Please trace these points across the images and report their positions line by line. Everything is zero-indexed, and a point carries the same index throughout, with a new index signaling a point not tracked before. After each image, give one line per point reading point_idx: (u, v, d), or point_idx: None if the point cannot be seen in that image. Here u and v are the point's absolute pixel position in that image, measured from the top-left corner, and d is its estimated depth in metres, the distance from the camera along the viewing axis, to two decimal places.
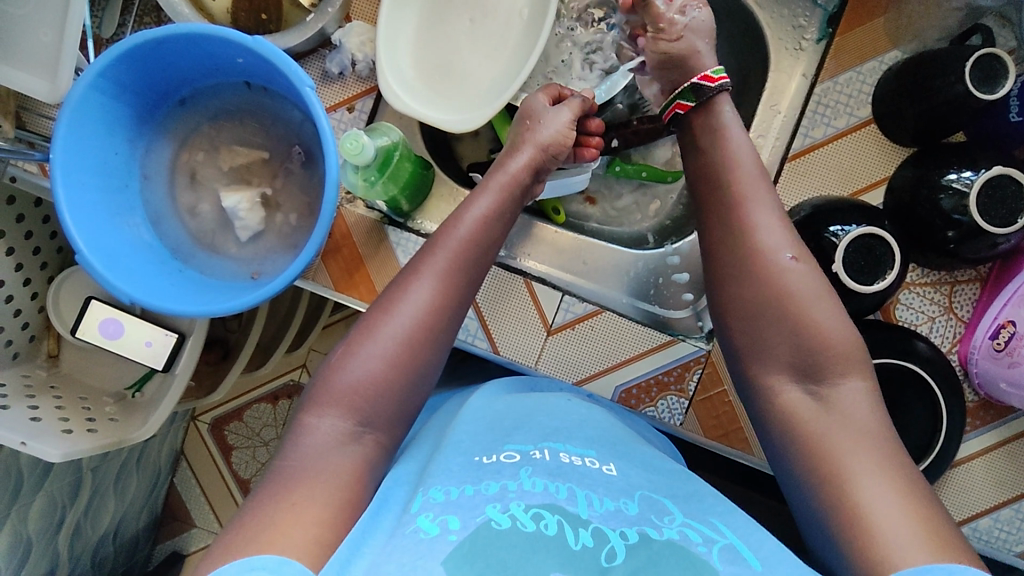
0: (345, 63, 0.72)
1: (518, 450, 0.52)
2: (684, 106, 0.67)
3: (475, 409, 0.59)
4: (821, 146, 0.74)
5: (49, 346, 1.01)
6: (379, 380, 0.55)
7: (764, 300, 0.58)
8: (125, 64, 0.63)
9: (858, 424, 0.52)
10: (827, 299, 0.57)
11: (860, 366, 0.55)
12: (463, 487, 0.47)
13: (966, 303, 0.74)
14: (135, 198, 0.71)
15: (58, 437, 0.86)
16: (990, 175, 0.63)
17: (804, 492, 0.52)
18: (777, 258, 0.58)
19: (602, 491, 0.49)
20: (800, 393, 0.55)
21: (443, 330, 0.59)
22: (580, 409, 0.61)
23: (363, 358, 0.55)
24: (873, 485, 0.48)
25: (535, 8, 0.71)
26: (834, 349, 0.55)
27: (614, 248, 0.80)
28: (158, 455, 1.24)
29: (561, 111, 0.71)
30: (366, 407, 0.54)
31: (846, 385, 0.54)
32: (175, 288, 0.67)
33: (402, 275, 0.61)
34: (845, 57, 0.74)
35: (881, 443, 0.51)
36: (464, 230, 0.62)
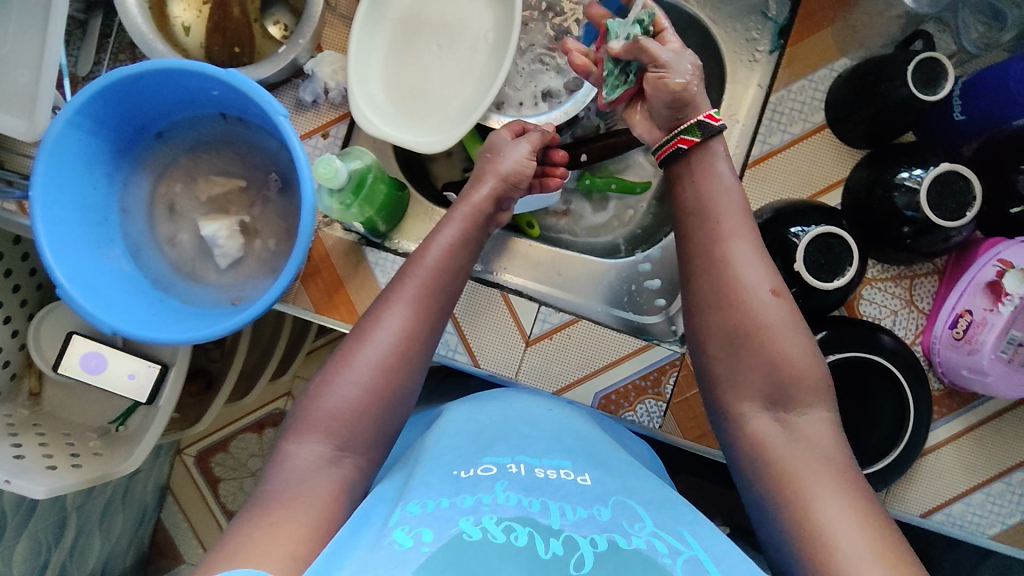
0: (319, 91, 0.74)
1: (496, 463, 0.53)
2: (687, 142, 0.66)
3: (456, 422, 0.61)
4: (778, 152, 0.78)
5: (31, 384, 1.01)
6: (356, 404, 0.56)
7: (740, 330, 0.59)
8: (102, 101, 0.65)
9: (822, 452, 0.55)
10: (799, 328, 0.59)
11: (824, 394, 0.58)
12: (440, 499, 0.48)
13: (926, 296, 0.77)
14: (115, 231, 0.72)
15: (40, 473, 0.86)
16: (939, 172, 0.67)
17: (770, 485, 0.54)
18: (743, 263, 0.61)
19: (576, 500, 0.50)
20: (767, 422, 0.58)
21: (418, 352, 0.60)
22: (558, 419, 0.63)
23: (341, 384, 0.57)
24: (830, 503, 0.51)
25: (500, 32, 0.73)
26: (805, 378, 0.58)
27: (588, 259, 0.83)
28: (145, 490, 1.24)
29: (519, 143, 0.73)
30: (345, 431, 0.55)
31: (809, 415, 0.57)
32: (157, 317, 0.68)
33: (376, 302, 0.63)
34: (798, 66, 0.77)
35: (837, 467, 0.54)
36: (431, 258, 0.64)
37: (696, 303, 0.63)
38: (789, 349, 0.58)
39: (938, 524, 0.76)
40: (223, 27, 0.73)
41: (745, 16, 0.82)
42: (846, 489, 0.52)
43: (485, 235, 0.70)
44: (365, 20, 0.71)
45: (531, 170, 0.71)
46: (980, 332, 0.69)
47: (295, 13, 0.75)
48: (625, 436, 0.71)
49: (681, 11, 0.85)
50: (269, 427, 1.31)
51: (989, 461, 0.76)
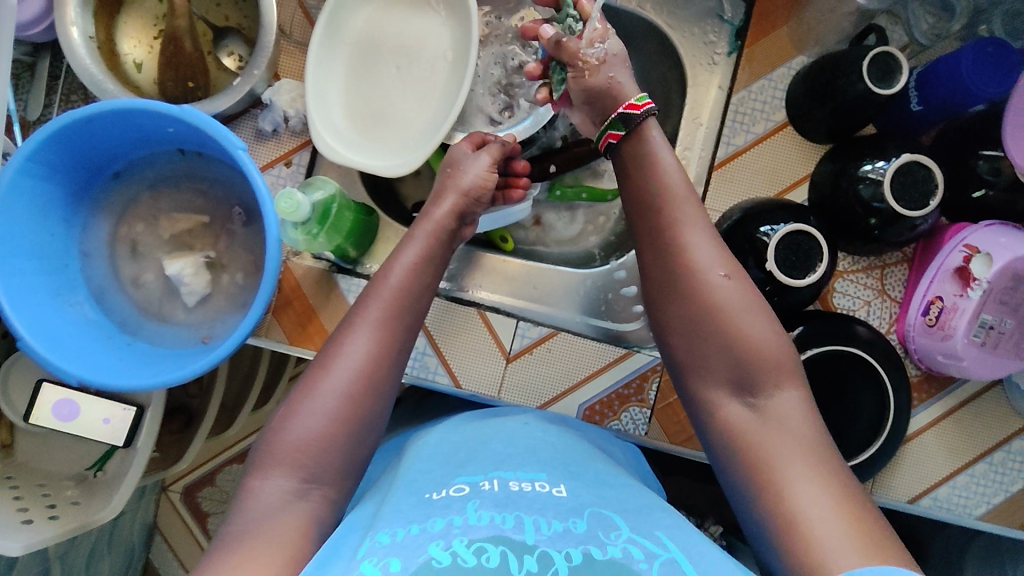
0: (278, 120, 0.73)
1: (468, 482, 0.53)
2: (615, 136, 0.68)
3: (429, 447, 0.60)
4: (743, 152, 0.78)
5: (2, 436, 0.98)
6: (324, 434, 0.55)
7: (701, 314, 0.59)
8: (53, 146, 0.63)
9: (796, 429, 0.54)
10: (756, 307, 0.59)
11: (795, 377, 0.57)
12: (411, 526, 0.47)
13: (898, 284, 0.78)
14: (76, 277, 0.70)
15: (16, 530, 0.84)
16: (901, 162, 0.68)
17: (745, 470, 0.54)
18: (707, 274, 0.60)
19: (550, 515, 0.49)
20: (737, 407, 0.57)
21: (386, 376, 0.59)
22: (534, 432, 0.63)
23: (307, 414, 0.55)
24: (803, 481, 0.50)
25: (459, 50, 0.73)
26: (769, 356, 0.57)
27: (562, 270, 0.82)
28: (130, 532, 1.21)
29: (482, 157, 0.72)
30: (311, 462, 0.54)
31: (781, 396, 0.56)
32: (124, 363, 0.66)
33: (339, 327, 0.62)
34: (757, 66, 0.78)
35: (811, 444, 0.53)
36: (396, 279, 0.63)
37: (662, 298, 0.62)
38: (762, 349, 0.58)
39: (925, 509, 0.76)
40: (175, 62, 0.70)
41: (702, 19, 0.82)
42: (820, 462, 0.52)
43: (452, 252, 0.70)
44: (319, 47, 0.70)
45: (492, 182, 0.71)
46: (952, 318, 0.70)
47: (249, 43, 0.73)
48: (612, 442, 0.70)
49: (637, 18, 0.85)
50: None
51: (970, 443, 0.77)
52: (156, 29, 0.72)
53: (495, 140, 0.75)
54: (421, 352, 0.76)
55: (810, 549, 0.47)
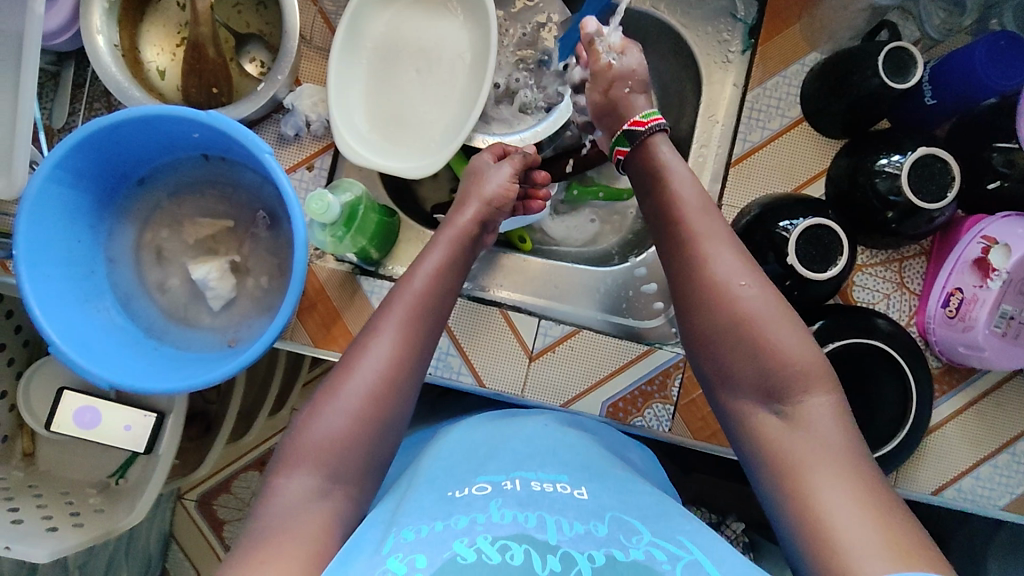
0: (300, 124, 0.74)
1: (490, 481, 0.54)
2: (622, 152, 0.73)
3: (449, 445, 0.61)
4: (760, 148, 0.78)
5: (24, 445, 1.00)
6: (347, 436, 0.56)
7: (730, 325, 0.60)
8: (81, 152, 0.64)
9: (826, 434, 0.54)
10: (789, 320, 0.59)
11: (828, 383, 0.57)
12: (434, 523, 0.48)
13: (917, 277, 0.78)
14: (102, 283, 0.71)
15: (41, 537, 0.86)
16: (917, 156, 0.69)
17: (776, 475, 0.54)
18: (733, 285, 0.61)
19: (572, 516, 0.50)
20: (770, 418, 0.57)
21: (406, 380, 0.60)
22: (555, 433, 0.64)
23: (328, 416, 0.56)
24: (829, 483, 0.51)
25: (477, 51, 0.74)
26: (801, 366, 0.57)
27: (581, 268, 0.83)
28: (147, 541, 1.21)
29: (503, 166, 0.73)
30: (335, 461, 0.55)
31: (811, 402, 0.56)
32: (153, 366, 0.67)
33: (362, 331, 0.62)
34: (770, 64, 0.78)
35: (844, 449, 0.53)
36: (418, 284, 0.63)
37: (691, 308, 0.63)
38: (783, 350, 0.58)
39: (949, 501, 0.77)
40: (199, 69, 0.70)
41: (714, 18, 0.82)
42: (858, 470, 0.51)
43: (472, 257, 0.71)
44: (340, 52, 0.70)
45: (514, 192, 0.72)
46: (972, 308, 0.71)
47: (271, 50, 0.73)
48: (626, 442, 0.71)
49: (649, 18, 0.85)
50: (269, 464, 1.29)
51: (992, 433, 0.77)
52: (179, 37, 0.73)
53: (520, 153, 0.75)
54: (444, 352, 0.77)
55: (840, 551, 0.47)
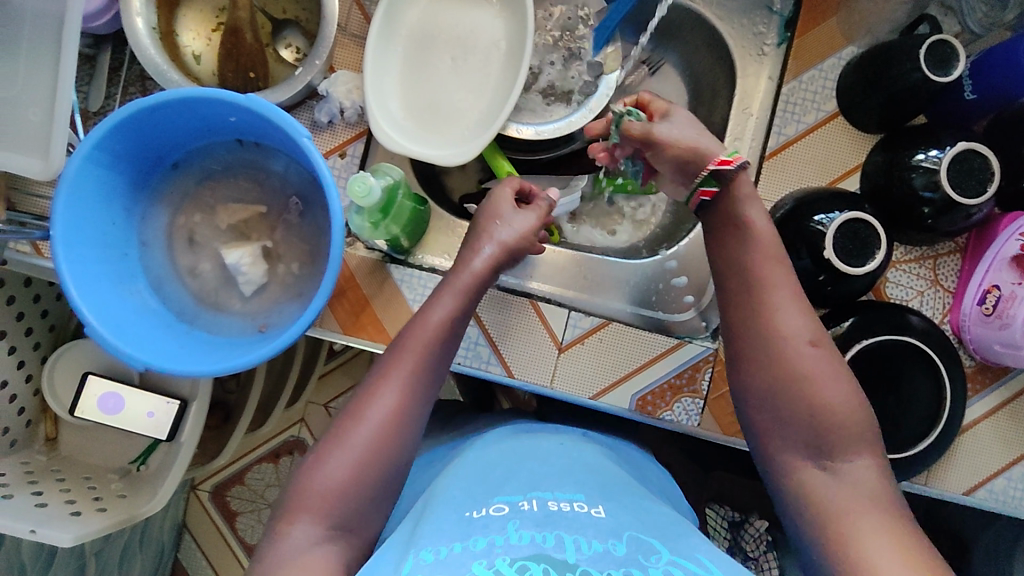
0: (334, 111, 0.74)
1: (507, 502, 0.54)
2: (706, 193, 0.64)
3: (465, 467, 0.62)
4: (795, 142, 0.78)
5: (47, 429, 1.00)
6: (350, 485, 0.55)
7: (784, 383, 0.58)
8: (119, 134, 0.64)
9: (867, 487, 0.55)
10: (843, 374, 0.59)
11: (873, 447, 0.57)
12: (453, 544, 0.48)
13: (951, 274, 0.77)
14: (135, 265, 0.71)
15: (65, 520, 0.86)
16: (955, 152, 0.68)
17: (815, 522, 0.55)
18: (797, 344, 0.59)
19: (591, 535, 0.50)
20: (813, 470, 0.57)
21: (410, 428, 0.59)
22: (568, 455, 0.64)
23: (332, 465, 0.56)
24: (873, 536, 0.51)
25: (512, 39, 0.73)
26: (851, 426, 0.57)
27: (611, 260, 0.82)
28: (161, 531, 1.21)
29: (528, 215, 0.69)
30: (337, 510, 0.55)
31: (858, 462, 0.57)
32: (185, 349, 0.67)
33: (367, 376, 0.61)
34: (805, 57, 0.78)
35: (882, 502, 0.54)
36: (425, 330, 0.62)
37: (742, 355, 0.61)
38: (833, 398, 0.58)
39: (980, 502, 0.76)
40: (236, 53, 0.71)
41: (750, 10, 0.81)
42: (892, 519, 0.53)
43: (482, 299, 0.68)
44: (377, 39, 0.70)
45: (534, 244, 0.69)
46: (1010, 306, 0.70)
47: (307, 36, 0.73)
48: (644, 463, 0.73)
49: (683, 10, 0.84)
50: (284, 456, 1.29)
51: None
52: (216, 20, 0.72)
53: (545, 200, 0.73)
54: (473, 342, 0.77)
55: None
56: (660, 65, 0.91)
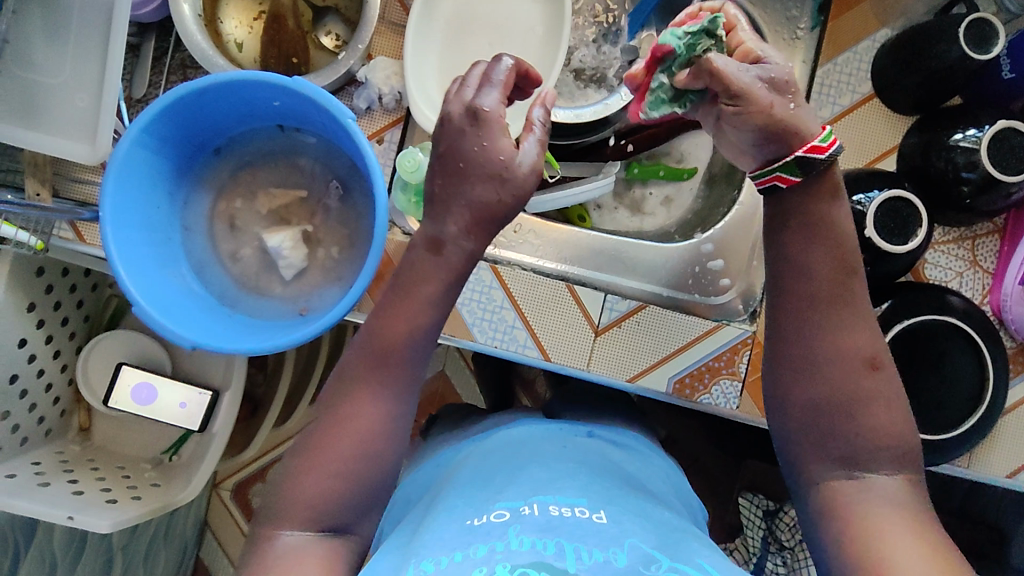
0: (373, 97, 0.74)
1: (508, 508, 0.55)
2: (787, 181, 0.55)
3: (472, 478, 0.63)
4: (830, 124, 0.78)
5: (81, 419, 1.02)
6: (336, 490, 0.54)
7: (833, 389, 0.54)
8: (166, 119, 0.65)
9: (898, 501, 0.51)
10: (878, 377, 0.54)
11: (908, 458, 0.53)
12: (452, 554, 0.49)
13: (990, 255, 0.77)
14: (178, 249, 0.72)
15: (102, 507, 0.86)
16: (995, 130, 0.68)
17: (833, 538, 0.51)
18: (850, 351, 0.54)
19: (593, 543, 0.50)
20: (843, 479, 0.53)
21: (393, 431, 0.56)
22: (572, 457, 0.65)
23: (318, 471, 0.54)
24: (897, 550, 0.47)
25: (549, 23, 0.74)
26: (889, 439, 0.53)
27: (643, 243, 0.81)
28: (184, 527, 1.22)
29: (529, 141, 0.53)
30: (325, 513, 0.54)
31: (880, 473, 0.52)
32: (229, 330, 0.67)
33: (343, 376, 0.57)
34: (840, 40, 0.78)
35: (916, 512, 0.51)
36: (401, 322, 0.56)
37: (775, 348, 0.57)
38: (865, 401, 0.53)
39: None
40: (278, 40, 0.72)
41: None
42: (927, 528, 0.49)
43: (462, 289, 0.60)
44: (416, 25, 0.71)
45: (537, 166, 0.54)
46: None
47: (347, 23, 0.74)
48: (652, 461, 0.72)
49: None
50: None
51: None
52: (257, 9, 0.73)
53: (541, 115, 0.54)
54: (510, 325, 0.77)
55: None
56: None
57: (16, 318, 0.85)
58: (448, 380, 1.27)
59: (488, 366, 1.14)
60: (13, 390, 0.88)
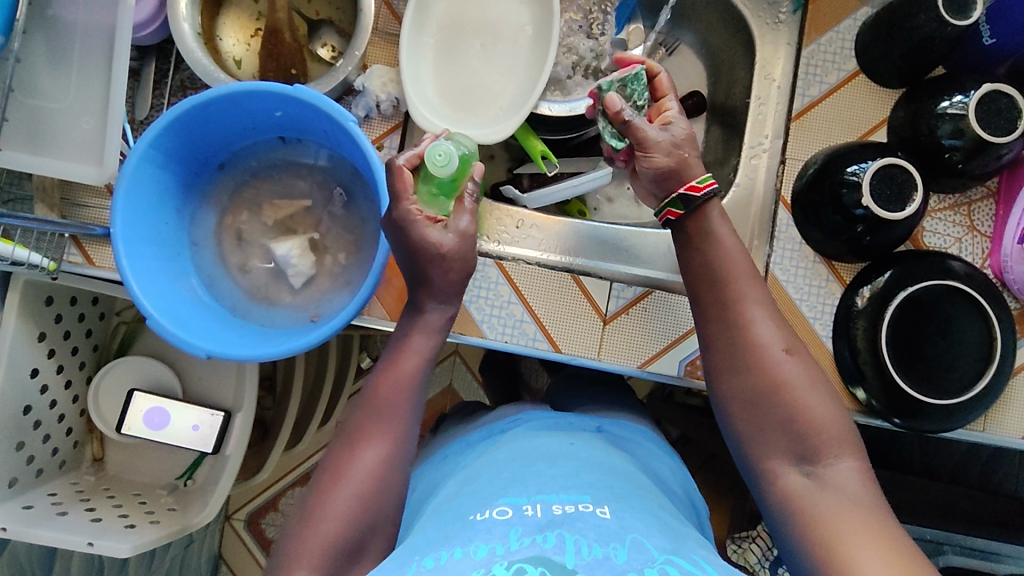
0: (370, 105, 0.76)
1: (511, 505, 0.55)
2: (675, 214, 0.65)
3: (480, 476, 0.64)
4: (819, 102, 0.80)
5: (94, 450, 1.01)
6: (344, 530, 0.56)
7: (763, 389, 0.59)
8: (172, 135, 0.66)
9: (852, 493, 0.55)
10: (821, 388, 0.60)
11: (856, 453, 0.58)
12: (453, 550, 0.50)
13: (987, 219, 0.78)
14: (188, 263, 0.73)
15: (122, 532, 0.86)
16: (981, 94, 0.69)
17: (801, 534, 0.54)
18: (773, 352, 0.60)
19: (592, 537, 0.51)
20: (797, 477, 0.57)
21: (398, 473, 0.60)
22: (580, 453, 0.66)
23: (328, 514, 0.56)
24: (856, 540, 0.50)
25: (538, 22, 0.76)
26: (830, 432, 0.58)
27: (630, 229, 0.82)
28: (199, 560, 1.20)
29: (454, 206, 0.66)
30: (335, 557, 0.55)
31: (838, 465, 0.57)
32: (244, 339, 0.68)
33: (347, 429, 0.62)
34: (822, 21, 0.81)
35: (868, 500, 0.54)
36: (400, 370, 0.64)
37: (716, 354, 0.63)
38: (804, 402, 0.58)
39: None
40: (276, 53, 0.74)
41: None
42: (881, 514, 0.53)
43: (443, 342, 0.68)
44: (410, 31, 0.73)
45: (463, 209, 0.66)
46: None
47: (342, 35, 0.76)
48: (656, 455, 0.74)
49: None
50: None
51: None
52: (253, 26, 0.76)
53: (470, 186, 0.66)
54: (519, 319, 0.78)
55: None
56: (676, 46, 0.94)
57: (27, 347, 0.85)
58: (457, 391, 1.27)
59: (497, 372, 1.15)
60: (27, 420, 0.88)
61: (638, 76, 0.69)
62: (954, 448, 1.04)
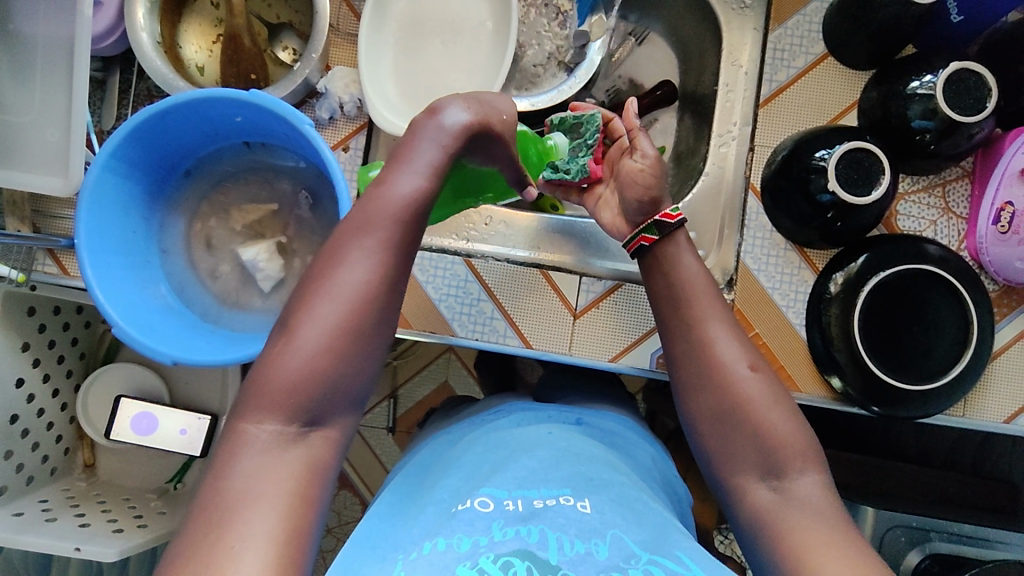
0: (334, 107, 0.76)
1: (492, 497, 0.55)
2: (649, 239, 0.68)
3: (459, 468, 0.63)
4: (788, 87, 0.79)
5: (85, 456, 1.03)
6: (316, 367, 0.50)
7: (726, 408, 0.59)
8: (133, 143, 0.67)
9: (818, 507, 0.54)
10: (785, 406, 0.59)
11: (819, 465, 0.57)
12: (436, 542, 0.50)
13: (962, 200, 0.77)
14: (158, 271, 0.73)
15: (108, 537, 0.87)
16: (949, 73, 0.68)
17: (770, 543, 0.53)
18: (734, 371, 0.60)
19: (574, 532, 0.51)
20: (763, 491, 0.56)
21: (383, 310, 0.53)
22: (558, 441, 0.66)
23: (299, 345, 0.50)
24: (818, 549, 0.50)
25: (498, 18, 0.76)
26: (794, 445, 0.57)
27: (583, 223, 0.83)
28: None
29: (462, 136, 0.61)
30: (301, 397, 0.49)
31: (804, 478, 0.56)
32: (213, 343, 0.69)
33: (328, 245, 0.54)
34: (788, 5, 0.79)
35: (831, 511, 0.54)
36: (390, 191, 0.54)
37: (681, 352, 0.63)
38: (761, 407, 0.58)
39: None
40: (236, 59, 0.74)
41: None
42: (846, 526, 0.52)
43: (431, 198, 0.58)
44: (368, 31, 0.73)
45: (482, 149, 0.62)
46: None
47: (301, 37, 0.77)
48: (635, 442, 0.74)
49: None
50: None
51: None
52: (214, 33, 0.77)
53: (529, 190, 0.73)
54: (489, 316, 0.78)
55: None
56: (646, 35, 0.94)
57: (10, 358, 0.87)
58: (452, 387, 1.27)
59: (488, 366, 1.14)
60: (16, 429, 0.90)
61: (594, 118, 0.75)
62: (947, 433, 1.03)
